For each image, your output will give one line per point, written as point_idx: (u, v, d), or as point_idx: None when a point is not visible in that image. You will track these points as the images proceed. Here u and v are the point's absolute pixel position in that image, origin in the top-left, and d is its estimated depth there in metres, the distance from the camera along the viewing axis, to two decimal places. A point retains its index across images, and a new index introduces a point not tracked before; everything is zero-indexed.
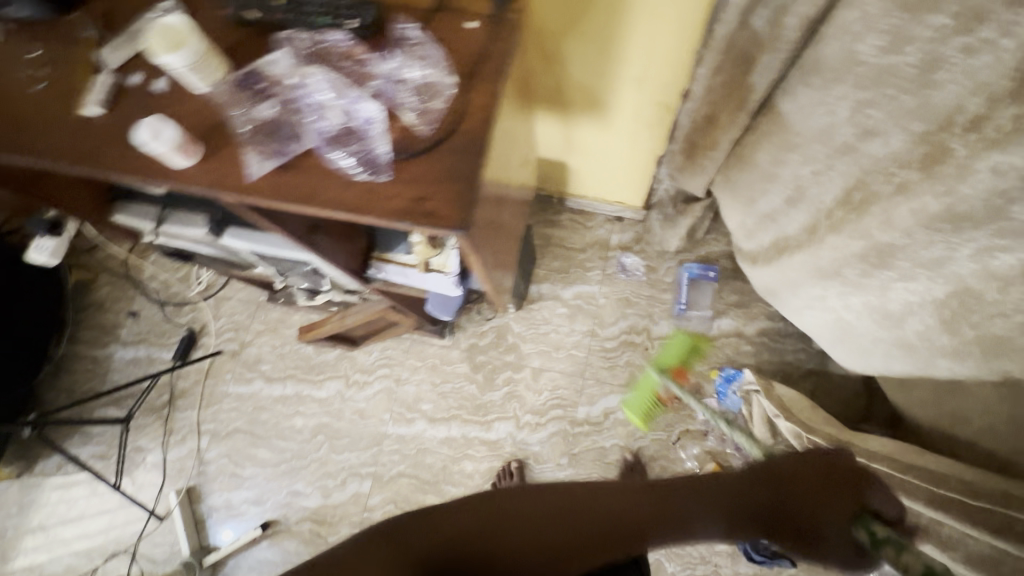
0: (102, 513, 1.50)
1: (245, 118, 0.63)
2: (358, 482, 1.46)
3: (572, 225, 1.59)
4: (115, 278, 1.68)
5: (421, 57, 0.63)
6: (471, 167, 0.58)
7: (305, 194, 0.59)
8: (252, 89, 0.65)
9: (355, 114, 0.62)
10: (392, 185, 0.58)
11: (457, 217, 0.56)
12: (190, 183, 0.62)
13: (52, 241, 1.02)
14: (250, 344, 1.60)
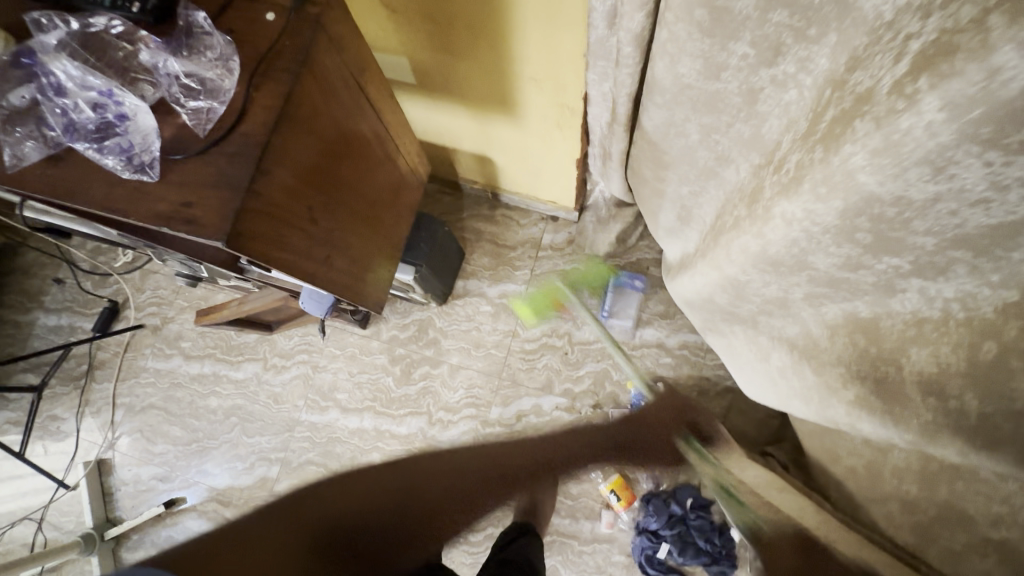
0: (14, 478, 1.52)
1: (10, 101, 0.62)
2: (267, 466, 1.46)
3: (505, 221, 1.55)
4: (43, 244, 1.65)
5: (203, 53, 0.62)
6: (245, 175, 0.58)
7: (72, 191, 0.59)
8: (24, 67, 0.63)
9: (111, 105, 0.62)
10: (159, 189, 0.58)
11: (222, 225, 0.57)
12: None
13: None
14: (172, 321, 1.57)
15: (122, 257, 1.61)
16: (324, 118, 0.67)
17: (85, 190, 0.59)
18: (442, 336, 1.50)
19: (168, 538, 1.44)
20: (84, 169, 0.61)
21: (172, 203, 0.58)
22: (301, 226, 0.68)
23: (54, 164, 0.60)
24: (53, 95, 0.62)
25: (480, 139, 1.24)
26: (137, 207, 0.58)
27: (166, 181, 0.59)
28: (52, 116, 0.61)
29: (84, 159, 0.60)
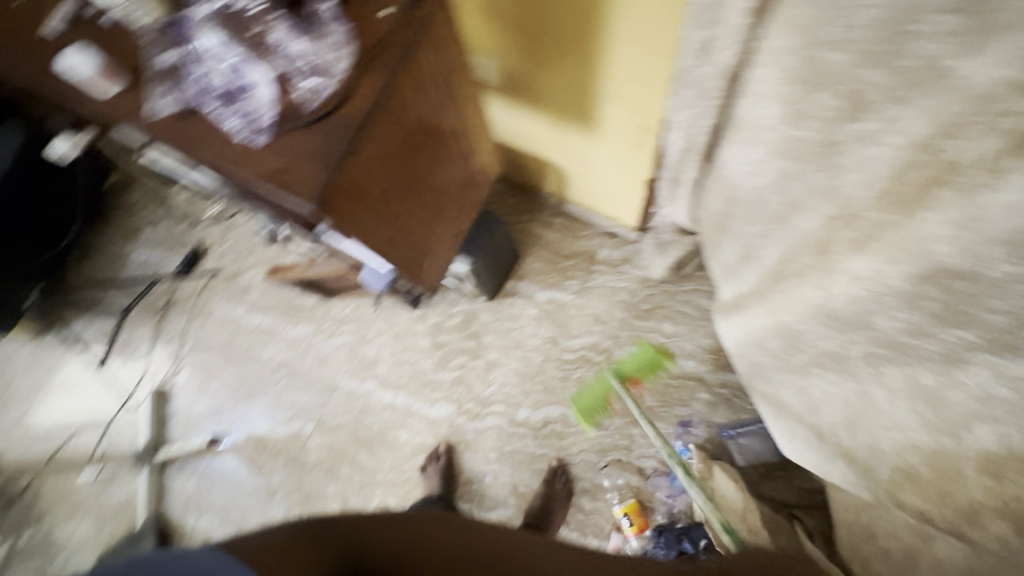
0: (88, 391, 1.67)
1: (158, 62, 0.71)
2: (304, 422, 1.55)
3: (565, 230, 1.57)
4: (148, 186, 1.84)
5: (323, 38, 0.69)
6: (336, 152, 0.64)
7: (194, 143, 0.67)
8: (175, 35, 0.73)
9: (239, 76, 0.69)
10: (261, 151, 0.65)
11: (309, 193, 0.62)
12: (109, 112, 0.69)
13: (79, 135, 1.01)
14: (243, 273, 1.70)
15: (211, 208, 1.77)
16: (414, 110, 0.73)
17: (204, 144, 0.66)
18: (485, 331, 1.54)
19: (207, 469, 1.56)
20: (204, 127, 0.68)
21: (269, 166, 0.64)
22: (374, 207, 0.73)
23: (181, 119, 0.68)
24: (195, 61, 0.71)
25: (553, 149, 1.27)
26: (243, 166, 0.65)
27: (269, 145, 0.65)
28: (190, 78, 0.69)
29: (207, 118, 0.68)
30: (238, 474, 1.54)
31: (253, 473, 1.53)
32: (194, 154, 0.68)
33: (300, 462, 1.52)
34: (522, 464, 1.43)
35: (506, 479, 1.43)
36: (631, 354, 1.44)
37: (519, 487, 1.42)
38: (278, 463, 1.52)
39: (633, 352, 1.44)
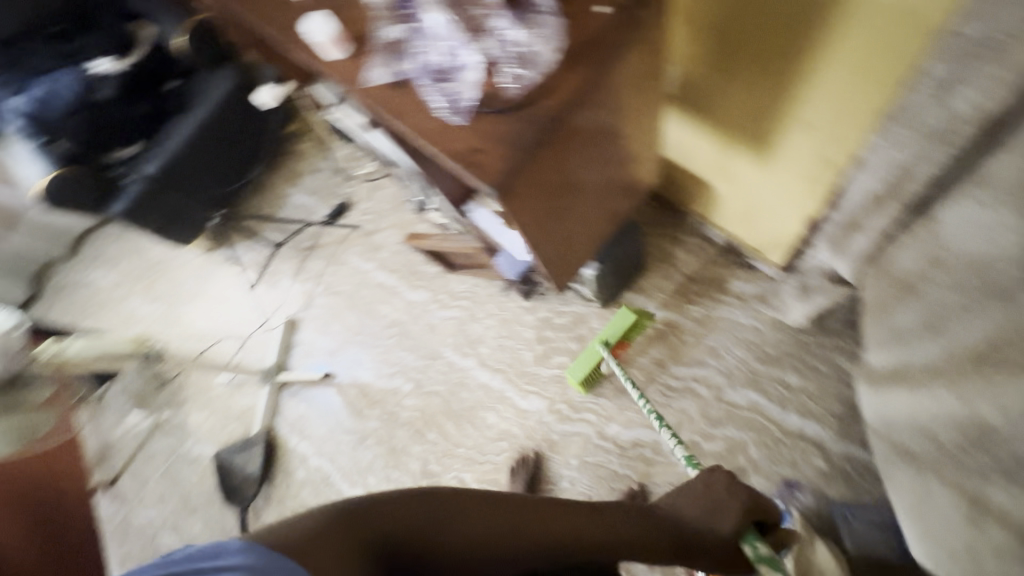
0: (235, 305, 1.92)
1: (383, 34, 0.73)
2: (404, 380, 1.65)
3: (699, 253, 1.49)
4: (316, 139, 2.06)
5: (537, 27, 0.68)
6: (529, 141, 0.63)
7: (397, 114, 0.67)
8: (401, 10, 0.75)
9: (455, 57, 0.69)
10: (460, 131, 0.65)
11: (499, 177, 0.62)
12: (330, 72, 0.72)
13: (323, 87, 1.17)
14: (379, 231, 1.84)
15: (365, 169, 1.94)
16: (607, 112, 0.72)
17: (406, 116, 0.67)
18: (591, 337, 1.52)
19: (315, 400, 1.72)
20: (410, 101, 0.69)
21: (462, 145, 0.63)
22: (549, 199, 0.73)
23: (393, 89, 0.69)
24: (418, 36, 0.72)
25: (715, 164, 1.20)
26: (436, 140, 0.65)
27: (468, 125, 0.65)
28: (410, 52, 0.71)
29: (416, 92, 0.68)
30: (339, 412, 1.68)
31: (352, 415, 1.66)
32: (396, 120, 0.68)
33: (394, 416, 1.62)
34: (601, 479, 1.40)
35: (582, 489, 1.40)
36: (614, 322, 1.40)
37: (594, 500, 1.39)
38: (376, 411, 1.64)
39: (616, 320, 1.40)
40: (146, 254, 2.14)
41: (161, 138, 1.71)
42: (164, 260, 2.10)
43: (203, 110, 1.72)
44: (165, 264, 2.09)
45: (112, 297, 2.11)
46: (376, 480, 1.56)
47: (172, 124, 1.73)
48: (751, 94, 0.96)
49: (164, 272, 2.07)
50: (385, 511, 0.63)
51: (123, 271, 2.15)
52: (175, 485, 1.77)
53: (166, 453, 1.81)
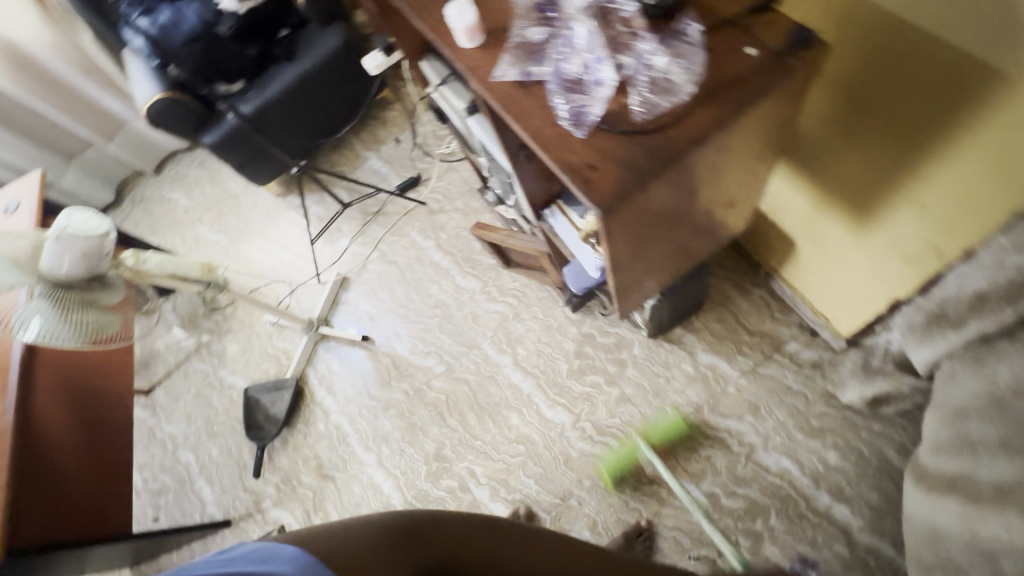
0: (294, 252, 1.99)
1: (520, 33, 0.73)
2: (436, 362, 1.67)
3: (760, 305, 1.45)
4: (403, 110, 2.10)
5: (680, 55, 0.67)
6: (647, 167, 0.62)
7: (518, 115, 0.67)
8: (544, 14, 0.75)
9: (591, 70, 0.69)
10: (580, 145, 0.64)
11: (608, 198, 0.60)
12: (459, 59, 0.73)
13: (429, 64, 1.19)
14: (444, 212, 1.87)
15: (443, 148, 1.96)
16: (727, 151, 0.70)
17: (527, 119, 0.66)
18: (631, 364, 1.49)
19: (348, 360, 1.76)
20: (534, 102, 0.68)
21: (579, 159, 0.63)
22: (645, 227, 0.72)
23: (519, 88, 0.69)
24: (557, 42, 0.72)
25: (808, 218, 1.15)
26: (554, 148, 0.64)
27: (588, 141, 0.64)
28: (545, 55, 0.71)
29: (543, 96, 0.68)
30: (369, 377, 1.71)
31: (380, 383, 1.69)
32: (517, 121, 0.67)
33: (420, 394, 1.64)
34: (610, 506, 1.38)
35: (589, 512, 1.39)
36: (658, 420, 1.40)
37: (597, 525, 1.37)
38: (404, 384, 1.67)
39: (661, 419, 1.40)
40: (223, 185, 2.24)
41: (266, 82, 1.77)
42: (238, 193, 2.20)
43: (310, 64, 1.78)
44: (238, 198, 2.19)
45: (185, 218, 2.23)
46: (389, 451, 1.60)
47: (278, 70, 1.79)
48: (869, 159, 0.92)
49: (235, 206, 2.17)
50: (448, 532, 0.72)
51: (200, 196, 2.26)
52: (205, 407, 1.86)
53: (202, 375, 1.91)
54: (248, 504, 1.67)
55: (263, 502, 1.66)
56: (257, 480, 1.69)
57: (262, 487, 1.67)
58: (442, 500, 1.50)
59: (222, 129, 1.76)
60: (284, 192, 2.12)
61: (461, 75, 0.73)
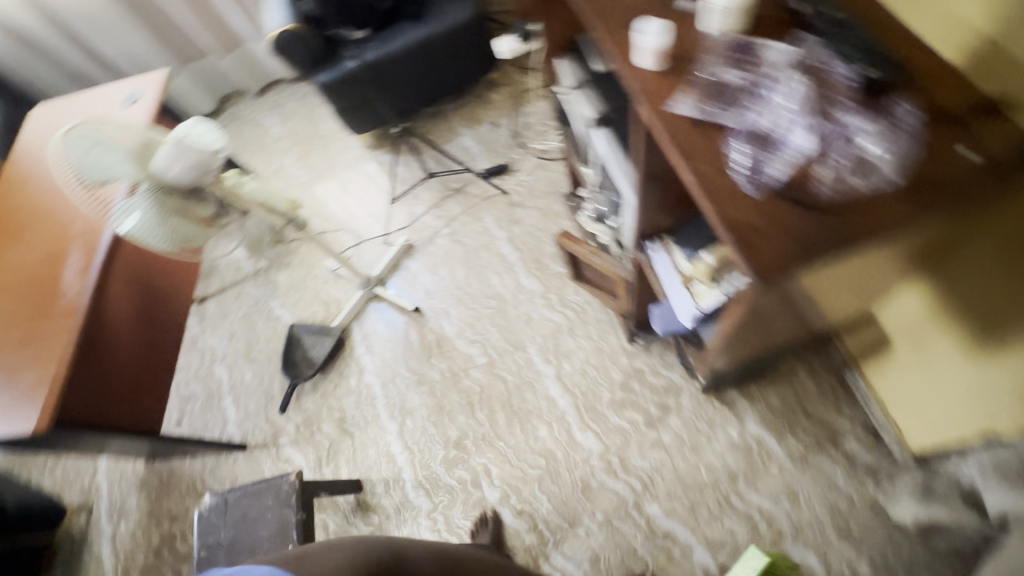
0: (369, 207, 2.01)
1: (710, 69, 0.69)
2: (479, 352, 1.65)
3: (827, 392, 1.38)
4: (509, 95, 2.08)
5: (889, 136, 0.62)
6: (816, 246, 0.57)
7: (689, 154, 0.63)
8: (739, 55, 0.71)
9: (782, 129, 0.65)
10: (750, 204, 0.60)
11: (768, 267, 0.57)
12: (636, 78, 0.69)
13: (566, 64, 1.17)
14: (524, 207, 1.84)
15: (538, 143, 1.93)
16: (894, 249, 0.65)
17: (697, 160, 0.63)
18: (675, 412, 1.44)
19: (394, 325, 1.77)
20: (709, 145, 0.64)
21: (744, 217, 0.59)
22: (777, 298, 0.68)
23: (697, 127, 0.65)
24: (749, 90, 0.68)
25: (918, 324, 1.08)
26: (720, 199, 0.60)
27: (760, 202, 0.60)
28: (735, 101, 0.67)
29: (722, 142, 0.64)
30: (410, 349, 1.72)
31: (419, 357, 1.70)
32: (688, 161, 0.63)
33: (455, 379, 1.63)
34: (617, 547, 1.34)
35: (594, 545, 1.36)
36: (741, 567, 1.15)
37: (599, 561, 1.34)
38: (442, 365, 1.66)
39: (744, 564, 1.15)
40: (318, 123, 2.28)
41: (388, 36, 1.79)
42: (329, 136, 2.24)
43: (434, 28, 1.78)
44: (329, 140, 2.23)
45: (274, 146, 2.29)
46: (412, 426, 1.60)
47: (402, 28, 1.80)
48: None
49: (324, 146, 2.21)
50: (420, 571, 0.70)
51: (293, 128, 2.31)
52: (249, 331, 1.91)
53: (253, 300, 1.96)
54: (266, 435, 1.71)
55: (280, 437, 1.70)
56: (280, 415, 1.72)
57: (283, 424, 1.71)
58: (451, 489, 1.49)
59: (338, 70, 1.78)
60: (373, 146, 2.14)
61: (632, 95, 0.70)
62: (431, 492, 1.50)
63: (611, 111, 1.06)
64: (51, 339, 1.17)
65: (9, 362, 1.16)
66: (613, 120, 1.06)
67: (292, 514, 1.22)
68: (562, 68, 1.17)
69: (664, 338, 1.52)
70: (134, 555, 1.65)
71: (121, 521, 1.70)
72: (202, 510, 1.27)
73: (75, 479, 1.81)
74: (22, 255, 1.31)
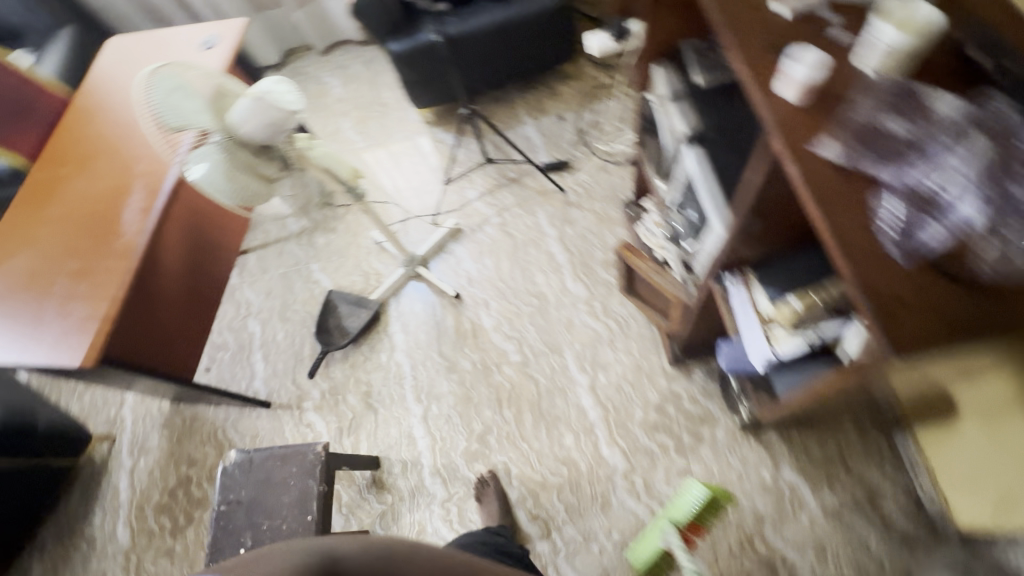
0: (421, 184, 1.99)
1: (861, 111, 0.58)
2: (514, 349, 1.62)
3: (873, 452, 1.32)
4: (579, 90, 2.02)
5: None
6: (968, 330, 0.49)
7: (829, 202, 0.54)
8: (898, 99, 0.58)
9: (947, 193, 0.52)
10: (897, 272, 0.51)
11: (907, 345, 0.48)
12: (771, 106, 0.60)
13: (661, 71, 1.10)
14: (580, 209, 1.79)
15: (603, 144, 1.87)
16: None
17: (837, 210, 0.54)
18: (708, 443, 1.40)
19: (431, 307, 1.75)
20: (851, 195, 0.54)
21: (890, 285, 0.50)
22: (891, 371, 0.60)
23: (840, 173, 0.55)
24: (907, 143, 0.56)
25: (1000, 408, 1.00)
26: (860, 259, 0.51)
27: (910, 272, 0.51)
28: (887, 154, 0.55)
29: (867, 196, 0.54)
30: (444, 334, 1.70)
31: (453, 344, 1.68)
32: (824, 210, 0.54)
33: (486, 372, 1.61)
34: (629, 569, 1.32)
35: (606, 563, 1.33)
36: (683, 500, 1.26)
37: None
38: (475, 356, 1.64)
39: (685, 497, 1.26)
40: (380, 91, 2.26)
41: (470, 15, 1.76)
42: (390, 106, 2.21)
43: (517, 11, 1.74)
44: (389, 110, 2.20)
45: (334, 108, 2.27)
46: (437, 412, 1.59)
47: (484, 7, 1.78)
48: None
49: (384, 116, 2.18)
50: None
51: (355, 93, 2.28)
52: (286, 290, 1.91)
53: (294, 260, 1.95)
54: (291, 397, 1.72)
55: (304, 401, 1.70)
56: (307, 379, 1.73)
57: (309, 388, 1.71)
58: (469, 482, 1.48)
59: (412, 41, 1.75)
60: (433, 122, 2.11)
61: (764, 123, 0.60)
62: (448, 482, 1.49)
63: (706, 130, 1.02)
64: (109, 277, 1.18)
65: (67, 293, 1.17)
66: (706, 139, 1.01)
67: (315, 485, 1.21)
68: (655, 76, 1.12)
69: (707, 366, 1.48)
70: (149, 492, 1.68)
71: (141, 457, 1.74)
72: (226, 465, 1.28)
73: (102, 408, 1.85)
74: (88, 187, 1.32)
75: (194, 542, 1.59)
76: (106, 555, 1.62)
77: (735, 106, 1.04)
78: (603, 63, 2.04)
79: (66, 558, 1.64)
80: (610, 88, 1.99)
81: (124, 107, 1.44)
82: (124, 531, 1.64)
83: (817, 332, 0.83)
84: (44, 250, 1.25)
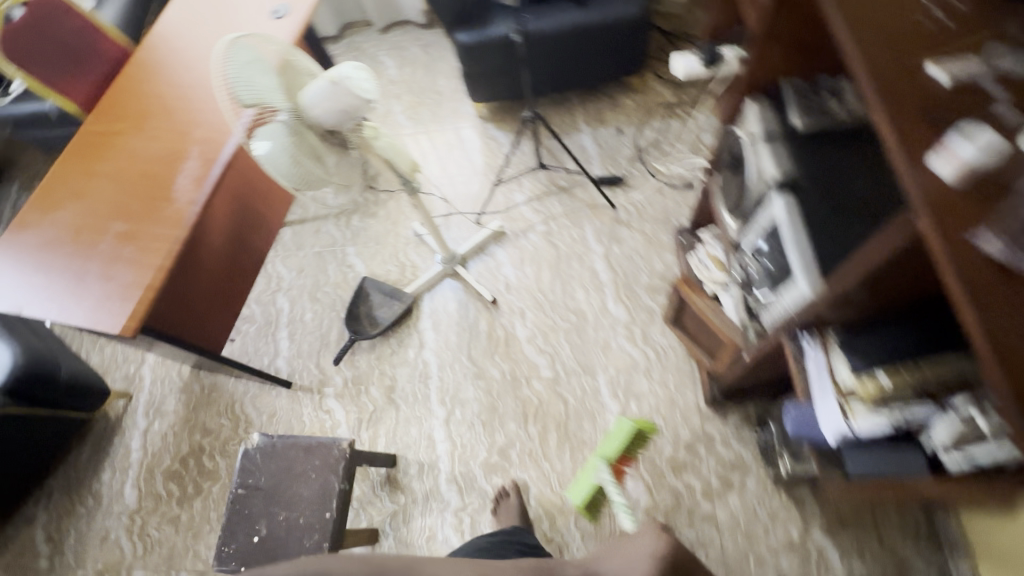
0: (469, 181, 1.94)
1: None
2: (545, 364, 1.58)
3: (910, 528, 1.26)
4: (641, 104, 1.95)
5: None
6: None
7: (987, 302, 0.49)
8: None
9: None
10: None
11: None
12: (924, 180, 0.55)
13: (756, 108, 1.04)
14: (629, 228, 1.74)
15: (660, 165, 1.81)
16: None
17: (997, 313, 0.49)
18: (737, 491, 1.36)
19: (465, 309, 1.71)
20: (1011, 296, 0.49)
21: None
22: None
23: (999, 269, 0.50)
24: None
25: None
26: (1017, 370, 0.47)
27: None
28: None
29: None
30: (476, 338, 1.66)
31: (484, 349, 1.64)
32: (979, 307, 0.49)
33: (515, 384, 1.57)
34: None
35: None
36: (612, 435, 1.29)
37: None
38: (505, 365, 1.60)
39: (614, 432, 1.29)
40: (436, 79, 2.21)
41: (545, 14, 1.71)
42: (445, 95, 2.17)
43: (594, 17, 1.68)
44: (443, 100, 2.16)
45: (388, 90, 2.23)
46: (460, 417, 1.55)
47: (560, 7, 1.72)
48: None
49: (438, 105, 2.14)
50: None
51: (410, 77, 2.24)
52: (319, 270, 1.87)
53: (330, 240, 1.92)
54: (313, 380, 1.69)
55: (326, 387, 1.67)
56: (332, 365, 1.70)
57: (332, 374, 1.69)
58: (485, 494, 1.45)
59: (482, 34, 1.71)
60: (487, 118, 2.06)
61: (912, 196, 0.55)
62: (463, 491, 1.46)
63: (799, 177, 0.95)
64: (155, 243, 1.14)
65: (111, 254, 1.14)
66: (799, 188, 0.94)
67: (337, 483, 1.19)
68: (749, 112, 1.05)
69: (745, 411, 1.43)
70: (160, 456, 1.66)
71: (156, 420, 1.72)
72: (249, 447, 1.26)
73: (122, 364, 1.84)
74: (143, 145, 1.28)
75: (200, 513, 1.57)
76: (111, 514, 1.61)
77: (834, 156, 0.96)
78: (670, 79, 1.98)
79: (72, 511, 1.63)
80: (674, 106, 1.93)
81: (186, 67, 1.39)
82: (131, 492, 1.63)
83: (901, 413, 0.79)
84: (92, 205, 1.22)
